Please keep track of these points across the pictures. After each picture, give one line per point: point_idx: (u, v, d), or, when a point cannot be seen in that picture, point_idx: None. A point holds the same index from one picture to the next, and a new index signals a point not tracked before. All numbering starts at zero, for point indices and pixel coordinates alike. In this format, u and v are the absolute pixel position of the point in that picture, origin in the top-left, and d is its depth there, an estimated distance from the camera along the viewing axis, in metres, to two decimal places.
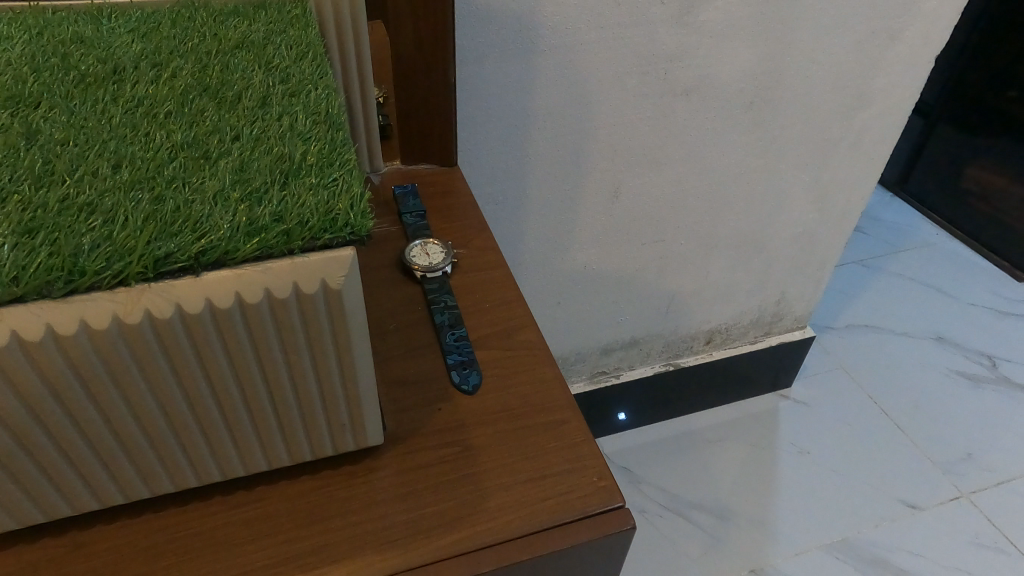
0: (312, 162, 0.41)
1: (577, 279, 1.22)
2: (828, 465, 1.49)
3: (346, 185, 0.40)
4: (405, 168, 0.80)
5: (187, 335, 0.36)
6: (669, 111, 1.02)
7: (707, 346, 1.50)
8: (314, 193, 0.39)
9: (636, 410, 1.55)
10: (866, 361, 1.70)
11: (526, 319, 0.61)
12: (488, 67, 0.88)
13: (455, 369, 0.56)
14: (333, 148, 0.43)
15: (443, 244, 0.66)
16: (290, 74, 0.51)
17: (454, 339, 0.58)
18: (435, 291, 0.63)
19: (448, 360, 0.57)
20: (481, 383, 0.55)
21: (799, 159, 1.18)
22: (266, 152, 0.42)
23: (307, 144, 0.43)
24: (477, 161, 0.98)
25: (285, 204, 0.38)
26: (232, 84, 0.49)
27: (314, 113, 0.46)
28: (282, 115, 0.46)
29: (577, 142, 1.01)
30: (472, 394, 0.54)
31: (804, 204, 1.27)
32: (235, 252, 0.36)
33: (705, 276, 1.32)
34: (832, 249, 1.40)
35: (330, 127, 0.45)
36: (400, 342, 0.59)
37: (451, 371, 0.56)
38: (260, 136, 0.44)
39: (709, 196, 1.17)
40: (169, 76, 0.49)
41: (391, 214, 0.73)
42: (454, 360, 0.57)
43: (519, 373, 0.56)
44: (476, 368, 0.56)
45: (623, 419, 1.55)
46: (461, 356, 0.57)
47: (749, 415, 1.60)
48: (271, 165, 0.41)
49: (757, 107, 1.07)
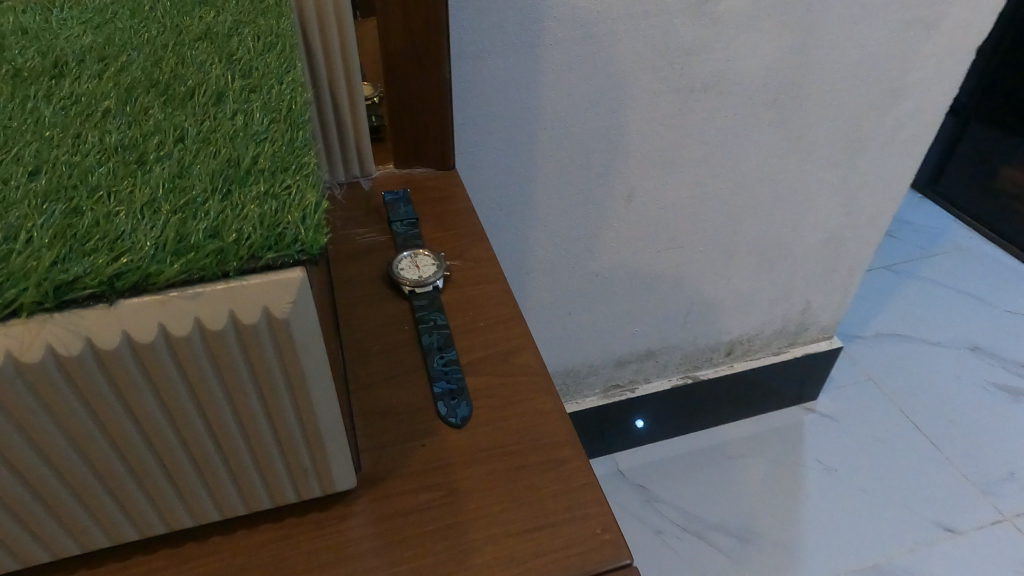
0: (263, 167, 0.35)
1: (588, 288, 1.15)
2: (857, 484, 1.40)
3: (300, 194, 0.34)
4: (398, 173, 0.74)
5: (103, 374, 0.30)
6: (686, 108, 0.95)
7: (728, 358, 1.42)
8: (260, 204, 0.33)
9: (654, 415, 1.45)
10: (896, 372, 1.61)
11: (525, 340, 0.55)
12: (489, 62, 0.82)
13: (442, 399, 0.49)
14: (291, 149, 0.37)
15: (435, 255, 0.60)
16: (252, 68, 0.45)
17: (442, 364, 0.52)
18: (424, 310, 0.57)
19: (434, 388, 0.50)
20: (471, 414, 0.49)
21: (826, 159, 1.10)
22: (212, 155, 0.36)
23: (261, 145, 0.37)
24: (479, 164, 0.92)
25: (224, 217, 0.32)
26: (185, 79, 0.43)
27: (275, 110, 0.40)
28: (237, 113, 0.40)
29: (586, 143, 0.94)
30: (460, 428, 0.48)
31: (833, 207, 1.19)
32: (157, 275, 0.30)
33: (725, 284, 1.25)
34: (861, 256, 1.32)
35: (292, 127, 0.39)
36: (383, 366, 0.53)
37: (438, 401, 0.49)
38: (208, 137, 0.38)
39: (729, 199, 1.10)
40: (115, 71, 0.44)
41: (381, 222, 0.67)
42: (441, 388, 0.50)
43: (514, 403, 0.50)
44: (466, 397, 0.50)
45: (641, 427, 1.45)
46: (450, 384, 0.51)
47: (771, 430, 1.52)
48: (215, 170, 0.35)
49: (781, 105, 0.99)
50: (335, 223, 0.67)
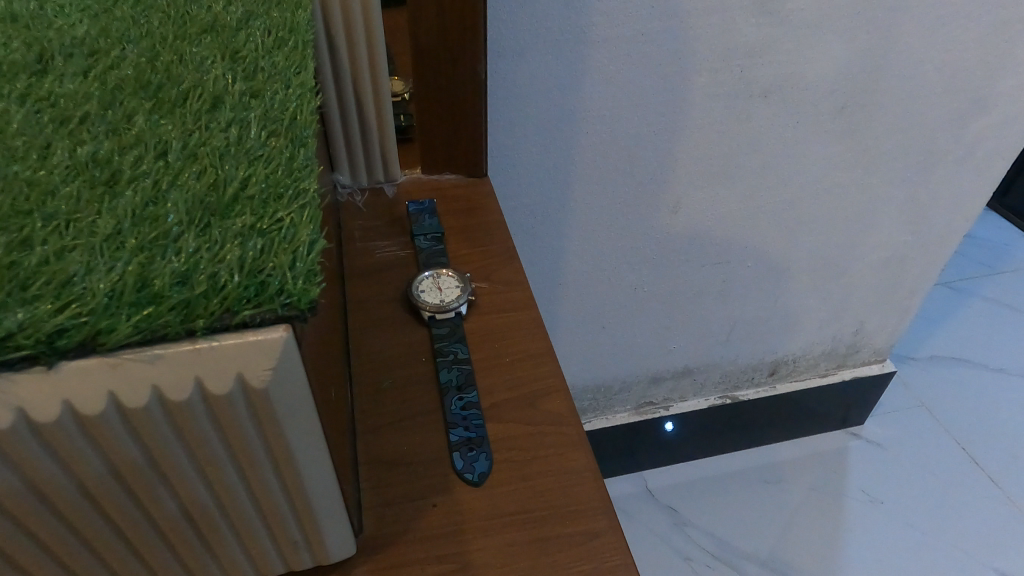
0: (253, 194, 0.30)
1: (625, 301, 1.08)
2: (906, 519, 1.31)
3: (292, 232, 0.28)
4: (425, 179, 0.68)
5: (44, 449, 0.25)
6: (745, 114, 0.86)
7: (770, 378, 1.34)
8: (243, 242, 0.27)
9: (686, 421, 1.34)
10: (952, 400, 1.50)
11: (555, 383, 0.48)
12: (530, 59, 0.76)
13: (459, 450, 0.44)
14: (288, 171, 0.31)
15: (460, 277, 0.54)
16: (257, 69, 0.39)
17: (460, 408, 0.46)
18: (443, 341, 0.51)
19: (450, 437, 0.44)
20: (490, 471, 0.43)
21: (894, 173, 1.01)
22: (196, 175, 0.31)
23: (254, 166, 0.31)
24: (514, 169, 0.86)
25: (198, 258, 0.26)
26: (179, 78, 0.38)
27: (275, 122, 0.34)
28: (232, 123, 0.34)
29: (632, 150, 0.87)
30: (476, 486, 0.42)
31: (897, 224, 1.10)
32: (108, 333, 0.24)
33: (774, 302, 1.16)
34: (924, 277, 1.22)
35: (293, 145, 0.33)
36: (395, 406, 0.47)
37: (453, 452, 0.44)
38: (196, 152, 0.32)
39: (783, 213, 1.01)
40: (102, 68, 0.38)
41: (403, 234, 0.61)
42: (458, 436, 0.44)
43: (539, 459, 0.44)
44: (486, 449, 0.44)
45: (670, 431, 1.35)
46: (468, 432, 0.45)
47: (813, 455, 1.43)
48: (196, 196, 0.29)
49: (850, 113, 0.90)
50: (353, 233, 0.61)
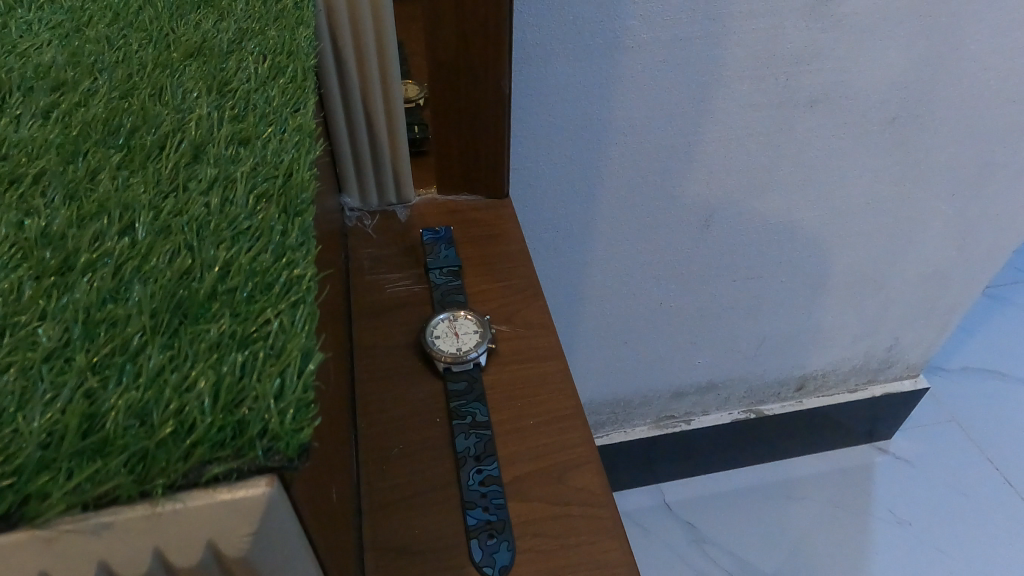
0: (235, 286, 0.24)
1: (649, 317, 1.02)
2: (934, 541, 1.25)
3: (281, 342, 0.23)
4: (441, 199, 0.62)
5: None
6: (788, 126, 0.80)
7: (798, 393, 1.28)
8: (221, 358, 0.22)
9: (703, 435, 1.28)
10: (986, 416, 1.43)
11: (585, 452, 0.43)
12: (557, 66, 0.69)
13: (477, 537, 0.39)
14: (279, 252, 0.26)
15: (479, 322, 0.49)
16: (249, 107, 0.33)
17: (478, 483, 0.41)
18: (460, 399, 0.45)
19: (467, 520, 0.39)
20: (512, 564, 0.38)
21: (944, 186, 0.94)
22: (168, 258, 0.25)
23: (238, 245, 0.26)
24: (537, 183, 0.80)
25: (163, 384, 0.21)
26: (155, 118, 0.32)
27: (267, 181, 0.29)
28: (215, 184, 0.29)
29: (664, 162, 0.80)
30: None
31: (943, 239, 1.02)
32: (40, 499, 0.19)
33: (806, 317, 1.10)
34: (967, 292, 1.14)
35: (287, 213, 0.28)
36: (406, 478, 0.42)
37: (471, 538, 0.39)
38: (170, 223, 0.27)
39: (822, 227, 0.95)
40: (67, 108, 0.33)
41: (416, 265, 0.56)
42: (476, 519, 0.39)
43: (567, 550, 0.39)
44: (507, 536, 0.39)
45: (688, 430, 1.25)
46: (488, 514, 0.40)
47: (838, 470, 1.37)
48: (165, 288, 0.24)
49: (901, 124, 0.83)
50: (362, 263, 0.56)
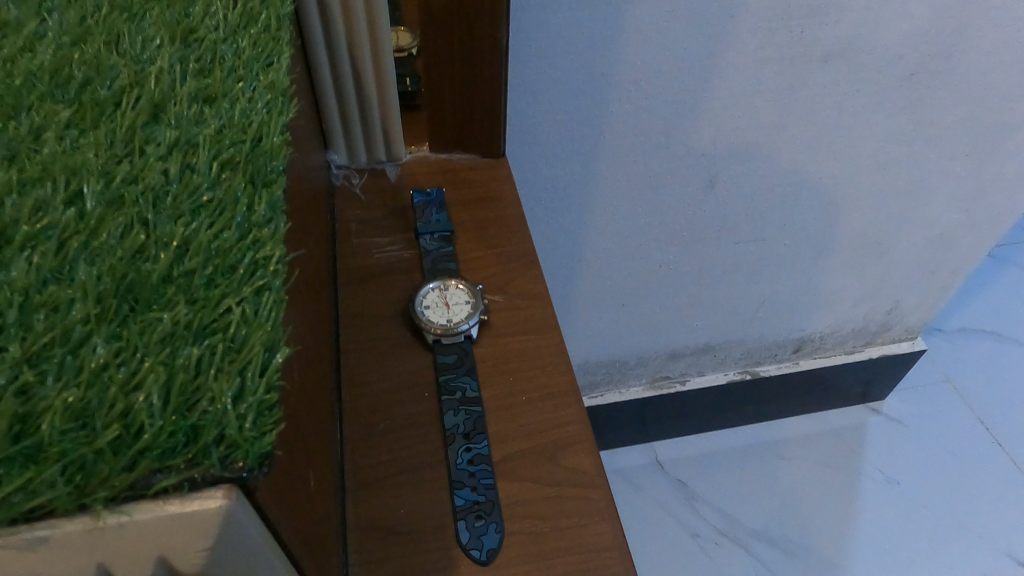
0: (194, 268, 0.22)
1: (647, 277, 1.00)
2: (924, 502, 1.22)
3: (243, 334, 0.20)
4: (433, 157, 0.59)
5: None
6: (800, 82, 0.75)
7: (794, 355, 1.26)
8: (174, 352, 0.20)
9: (697, 396, 1.27)
10: (982, 377, 1.38)
11: (578, 431, 0.42)
12: (559, 14, 0.65)
13: (465, 518, 0.37)
14: (243, 229, 0.24)
15: (471, 293, 0.47)
16: (215, 59, 0.30)
17: (467, 462, 0.40)
18: (450, 373, 0.44)
19: (455, 501, 0.38)
20: (500, 547, 0.37)
21: (957, 146, 0.90)
22: (119, 233, 0.23)
23: (198, 220, 0.23)
24: (536, 140, 0.76)
25: (107, 382, 0.19)
26: (109, 70, 0.29)
27: (233, 147, 0.26)
28: (174, 147, 0.26)
29: (668, 118, 0.77)
30: (485, 565, 0.36)
31: (952, 201, 0.99)
32: None
33: (806, 280, 1.08)
34: (971, 255, 1.12)
35: (254, 184, 0.25)
36: (391, 456, 0.40)
37: (459, 520, 0.37)
38: (122, 192, 0.24)
39: (828, 189, 0.91)
40: (11, 54, 0.30)
41: (406, 229, 0.53)
42: (464, 500, 0.38)
43: (558, 533, 0.37)
44: (496, 518, 0.37)
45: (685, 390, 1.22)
46: (476, 494, 0.38)
47: (830, 430, 1.34)
48: (114, 269, 0.21)
49: (919, 81, 0.79)
50: (349, 225, 0.53)
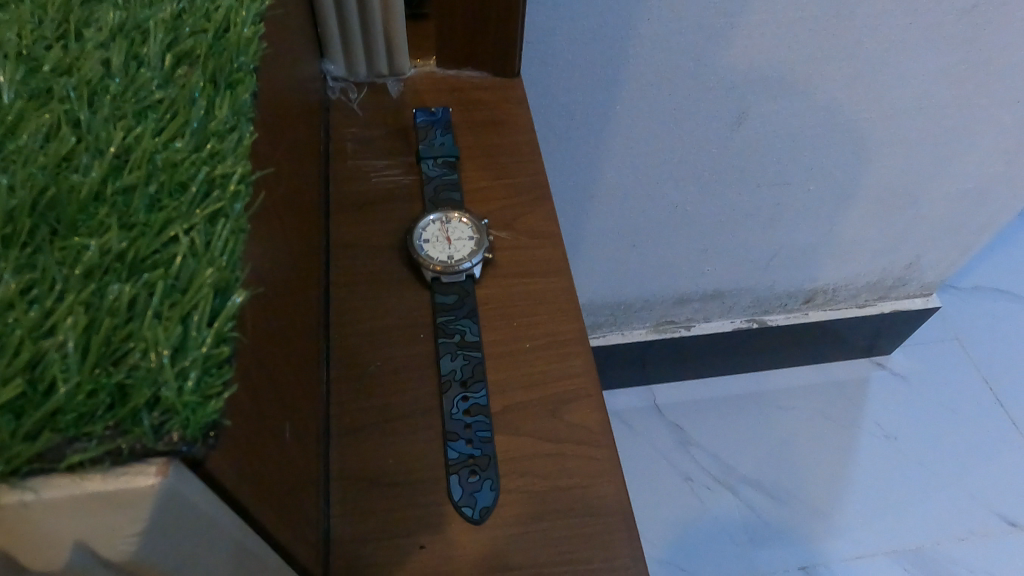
0: (134, 184, 0.18)
1: (660, 218, 0.95)
2: (919, 458, 1.20)
3: (190, 271, 0.16)
4: (439, 74, 0.53)
5: None
6: (849, 9, 0.68)
7: (805, 305, 1.22)
8: (101, 290, 0.16)
9: (701, 342, 1.24)
10: (992, 337, 1.35)
11: (584, 384, 0.38)
12: None
13: (458, 473, 0.35)
14: (199, 139, 0.19)
15: (475, 227, 0.43)
16: None
17: (462, 413, 0.36)
18: (448, 314, 0.40)
19: (448, 454, 0.35)
20: (495, 505, 0.34)
21: (1008, 92, 0.83)
22: (42, 135, 0.18)
23: (143, 124, 0.19)
24: (554, 61, 0.70)
25: (14, 325, 0.15)
26: None
27: (193, 37, 0.21)
28: (119, 31, 0.21)
29: (700, 45, 0.70)
30: (477, 525, 0.34)
31: (992, 152, 0.93)
32: None
33: (827, 229, 1.03)
34: (1002, 211, 1.07)
35: (216, 83, 0.21)
36: (381, 400, 0.37)
37: (451, 475, 0.35)
38: (50, 82, 0.19)
39: (863, 132, 0.85)
40: None
41: (406, 152, 0.48)
42: (457, 453, 0.35)
43: (557, 493, 0.35)
44: (492, 475, 0.35)
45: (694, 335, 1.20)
46: (471, 448, 0.35)
47: (832, 382, 1.30)
48: (32, 180, 0.17)
49: (979, 15, 0.72)
50: (344, 145, 0.48)
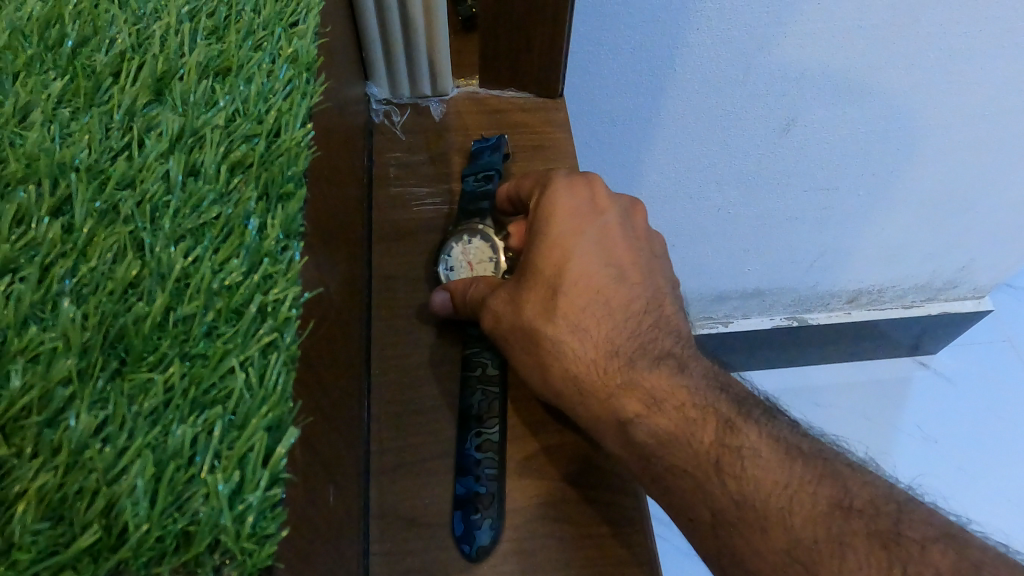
0: (194, 313, 0.20)
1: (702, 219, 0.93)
2: (987, 470, 0.99)
3: (245, 406, 0.18)
4: (482, 95, 0.53)
5: None
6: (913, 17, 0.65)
7: None
8: (165, 431, 0.18)
9: None
10: None
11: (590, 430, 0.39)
12: None
13: (461, 510, 0.36)
14: (249, 258, 0.21)
15: (492, 243, 0.45)
16: (228, 23, 0.27)
17: (475, 449, 0.37)
18: (475, 346, 0.41)
19: (456, 488, 0.36)
20: (490, 547, 0.35)
21: None
22: (111, 256, 0.20)
23: (198, 248, 0.21)
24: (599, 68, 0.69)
25: (91, 466, 0.17)
26: (108, 29, 0.27)
27: (245, 146, 0.24)
28: (179, 141, 0.23)
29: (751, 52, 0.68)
30: (470, 560, 0.35)
31: None
32: None
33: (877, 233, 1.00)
34: None
35: (268, 196, 0.23)
36: (419, 439, 0.38)
37: (455, 509, 0.36)
38: (116, 201, 0.22)
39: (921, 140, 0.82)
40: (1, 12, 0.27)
41: (442, 175, 0.49)
42: (463, 490, 0.36)
43: (545, 542, 0.35)
44: (492, 517, 0.35)
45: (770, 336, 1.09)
46: (478, 486, 0.36)
47: (873, 381, 1.09)
48: (102, 309, 0.19)
49: None
50: (387, 169, 0.49)
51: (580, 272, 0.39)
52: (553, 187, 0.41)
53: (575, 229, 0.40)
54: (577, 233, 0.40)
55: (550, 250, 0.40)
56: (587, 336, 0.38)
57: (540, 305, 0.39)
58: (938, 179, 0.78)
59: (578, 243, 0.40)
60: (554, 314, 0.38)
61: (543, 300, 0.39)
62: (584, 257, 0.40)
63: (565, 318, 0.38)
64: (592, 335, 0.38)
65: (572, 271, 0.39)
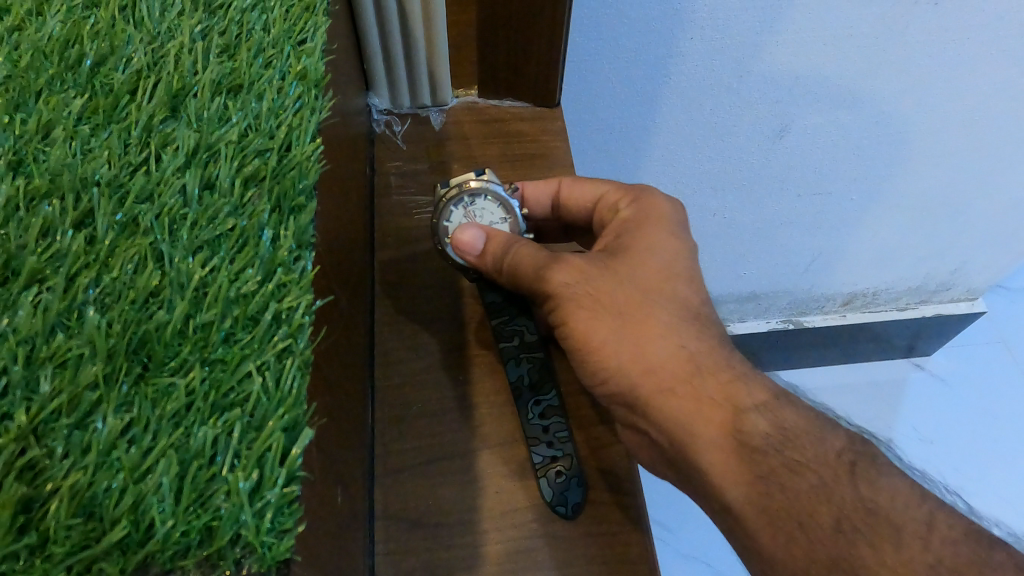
0: (212, 320, 0.21)
1: None
2: (983, 469, 1.00)
3: (262, 409, 0.19)
4: (482, 104, 0.54)
5: None
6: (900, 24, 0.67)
7: None
8: (187, 432, 0.19)
9: None
10: None
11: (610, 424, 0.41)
12: None
13: (546, 475, 0.38)
14: (263, 268, 0.22)
15: (501, 200, 0.43)
16: (239, 43, 0.29)
17: (539, 417, 0.40)
18: (505, 316, 0.43)
19: (533, 457, 0.38)
20: (583, 503, 0.37)
21: None
22: (133, 266, 0.21)
23: (215, 258, 0.22)
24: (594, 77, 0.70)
25: (118, 465, 0.18)
26: (124, 48, 0.28)
27: (257, 161, 0.25)
28: (194, 156, 0.24)
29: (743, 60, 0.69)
30: (571, 519, 0.37)
31: None
32: None
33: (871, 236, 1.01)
34: None
35: (280, 208, 0.24)
36: (423, 442, 0.39)
37: (540, 477, 0.38)
38: (135, 214, 0.23)
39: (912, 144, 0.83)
40: (20, 33, 0.28)
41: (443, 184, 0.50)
42: (541, 456, 0.38)
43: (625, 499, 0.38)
44: (577, 474, 0.38)
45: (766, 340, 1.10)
46: (552, 450, 0.38)
47: (868, 383, 1.10)
48: (125, 317, 0.20)
49: None
50: (389, 178, 0.50)
51: (683, 275, 0.40)
52: (656, 200, 0.43)
53: (677, 236, 0.41)
54: (680, 240, 0.41)
55: (654, 252, 0.40)
56: (687, 336, 0.38)
57: (642, 300, 0.39)
58: (930, 184, 0.80)
59: (681, 249, 0.41)
60: (652, 309, 0.38)
61: (645, 295, 0.39)
62: (685, 263, 0.41)
63: (669, 317, 0.38)
64: (692, 336, 0.38)
65: (671, 272, 0.40)
